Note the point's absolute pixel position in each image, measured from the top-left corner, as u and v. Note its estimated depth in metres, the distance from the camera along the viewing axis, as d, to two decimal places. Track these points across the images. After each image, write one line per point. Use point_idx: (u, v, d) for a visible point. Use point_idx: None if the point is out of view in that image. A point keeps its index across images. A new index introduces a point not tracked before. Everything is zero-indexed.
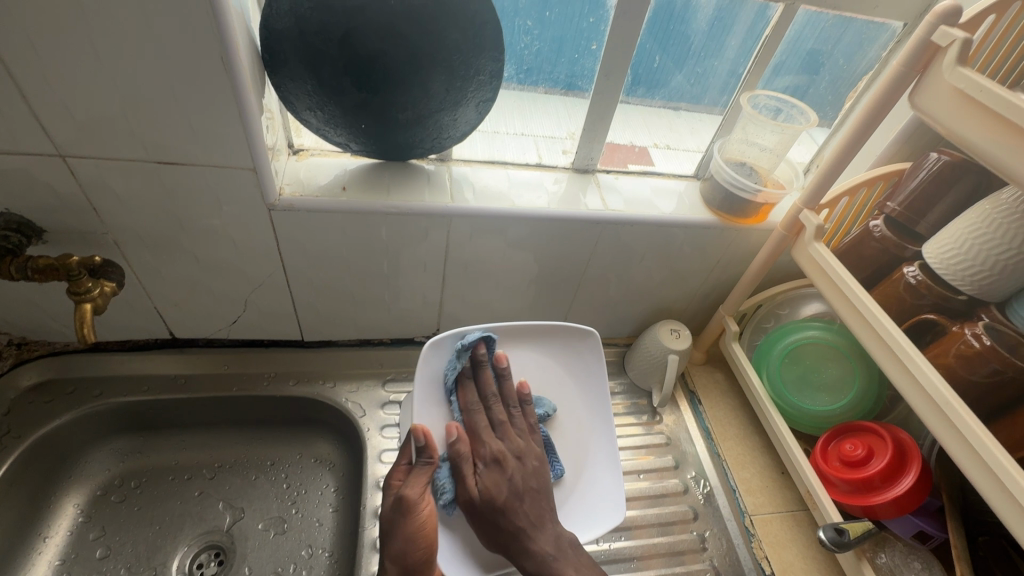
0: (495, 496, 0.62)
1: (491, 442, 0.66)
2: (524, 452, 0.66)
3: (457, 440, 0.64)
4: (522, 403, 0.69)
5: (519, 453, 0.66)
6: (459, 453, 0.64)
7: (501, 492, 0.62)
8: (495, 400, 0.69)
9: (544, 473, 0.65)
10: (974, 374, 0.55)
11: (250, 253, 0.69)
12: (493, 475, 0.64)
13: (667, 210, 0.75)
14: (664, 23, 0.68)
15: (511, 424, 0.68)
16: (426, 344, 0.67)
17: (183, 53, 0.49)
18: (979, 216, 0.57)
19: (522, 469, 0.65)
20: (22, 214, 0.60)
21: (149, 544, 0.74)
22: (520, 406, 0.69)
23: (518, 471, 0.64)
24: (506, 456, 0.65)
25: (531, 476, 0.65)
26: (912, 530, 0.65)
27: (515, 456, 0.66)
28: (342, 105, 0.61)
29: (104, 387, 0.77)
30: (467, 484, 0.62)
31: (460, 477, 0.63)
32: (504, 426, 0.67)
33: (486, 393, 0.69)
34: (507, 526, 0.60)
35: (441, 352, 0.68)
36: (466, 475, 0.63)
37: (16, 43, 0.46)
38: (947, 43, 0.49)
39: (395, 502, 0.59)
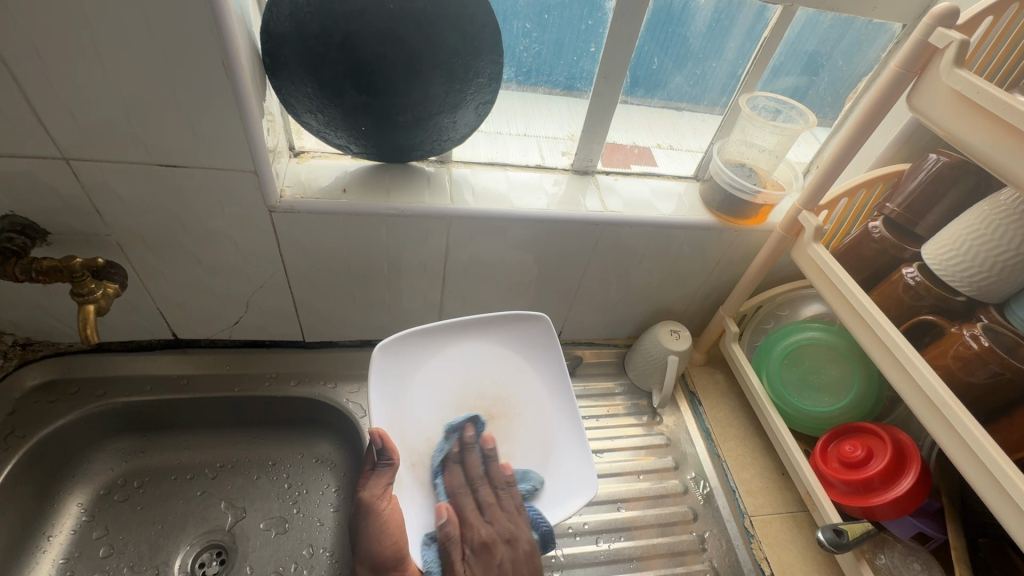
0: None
1: (483, 531, 0.65)
2: (514, 537, 0.65)
3: (448, 523, 0.63)
4: (508, 485, 0.68)
5: (509, 535, 0.65)
6: (495, 454, 0.67)
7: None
8: (483, 482, 0.68)
9: (536, 563, 0.64)
10: (972, 376, 0.55)
11: (252, 254, 0.69)
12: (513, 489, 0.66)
13: (666, 211, 0.76)
14: (663, 25, 0.68)
15: (499, 506, 0.67)
16: (375, 348, 0.66)
17: (185, 57, 0.50)
18: (977, 217, 0.57)
19: (511, 554, 0.64)
20: (26, 216, 0.60)
21: (151, 544, 0.75)
22: (507, 489, 0.68)
23: (506, 555, 0.64)
24: (495, 542, 0.64)
25: (522, 562, 0.64)
26: (911, 531, 0.66)
27: (538, 476, 0.68)
28: (342, 108, 0.61)
29: (108, 387, 0.77)
30: (455, 572, 0.60)
31: (448, 564, 0.61)
32: (492, 508, 0.66)
33: (540, 408, 0.72)
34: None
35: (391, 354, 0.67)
36: (454, 559, 0.61)
37: (21, 48, 0.47)
38: (945, 45, 0.49)
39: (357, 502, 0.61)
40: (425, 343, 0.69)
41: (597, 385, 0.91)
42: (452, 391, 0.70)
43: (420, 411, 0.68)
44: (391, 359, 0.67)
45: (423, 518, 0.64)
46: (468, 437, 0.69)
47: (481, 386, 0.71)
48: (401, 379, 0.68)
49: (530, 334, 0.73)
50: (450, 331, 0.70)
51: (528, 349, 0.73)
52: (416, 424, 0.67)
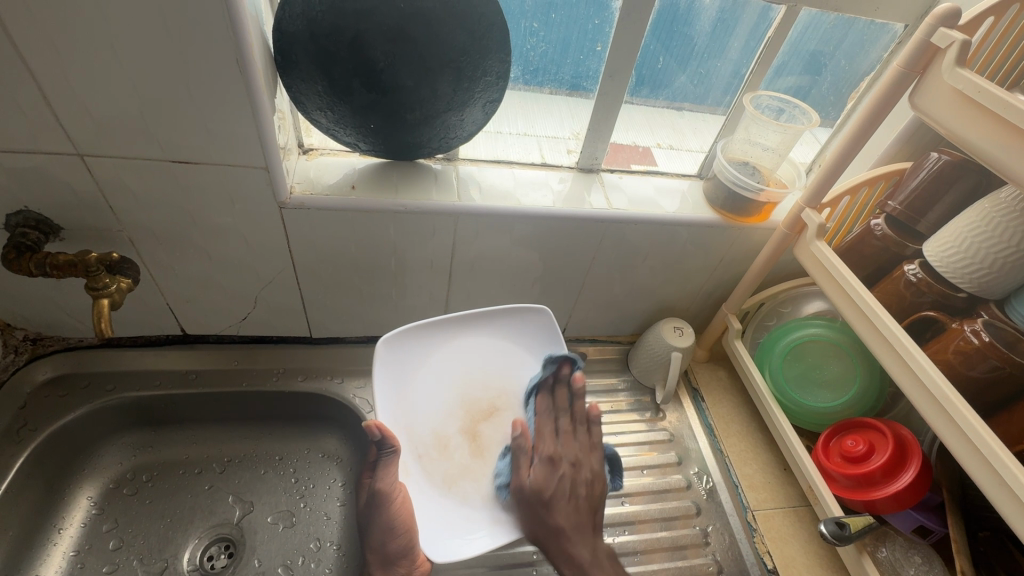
0: (543, 491, 0.62)
1: (550, 446, 0.66)
2: (579, 461, 0.66)
3: (519, 441, 0.63)
4: (587, 422, 0.68)
5: (580, 462, 0.66)
6: (519, 447, 0.63)
7: (548, 488, 0.63)
8: (563, 415, 0.69)
9: (598, 488, 0.65)
10: (972, 370, 0.56)
11: (262, 250, 0.70)
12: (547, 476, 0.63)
13: (670, 209, 0.76)
14: (668, 24, 0.69)
15: (573, 433, 0.68)
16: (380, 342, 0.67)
17: (200, 54, 0.51)
18: (978, 215, 0.58)
19: (574, 473, 0.65)
20: (40, 211, 0.61)
21: (160, 537, 0.76)
22: (585, 425, 0.68)
23: (573, 477, 0.65)
24: (560, 459, 0.65)
25: (591, 489, 0.65)
26: (911, 524, 0.67)
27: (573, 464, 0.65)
28: (352, 106, 0.62)
29: (117, 382, 0.78)
30: (521, 475, 0.63)
31: (514, 467, 0.63)
32: (567, 436, 0.67)
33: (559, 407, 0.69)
34: (552, 537, 0.61)
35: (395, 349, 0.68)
36: (521, 466, 0.63)
37: (39, 45, 0.48)
38: (946, 45, 0.50)
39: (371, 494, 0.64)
40: (426, 339, 0.70)
41: (600, 382, 0.92)
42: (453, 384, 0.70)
43: (422, 405, 0.68)
44: (397, 352, 0.68)
45: (428, 509, 0.62)
46: (470, 432, 0.68)
47: (484, 379, 0.71)
48: (402, 372, 0.68)
49: (530, 327, 0.74)
50: (449, 326, 0.72)
51: (526, 340, 0.74)
52: (416, 417, 0.67)
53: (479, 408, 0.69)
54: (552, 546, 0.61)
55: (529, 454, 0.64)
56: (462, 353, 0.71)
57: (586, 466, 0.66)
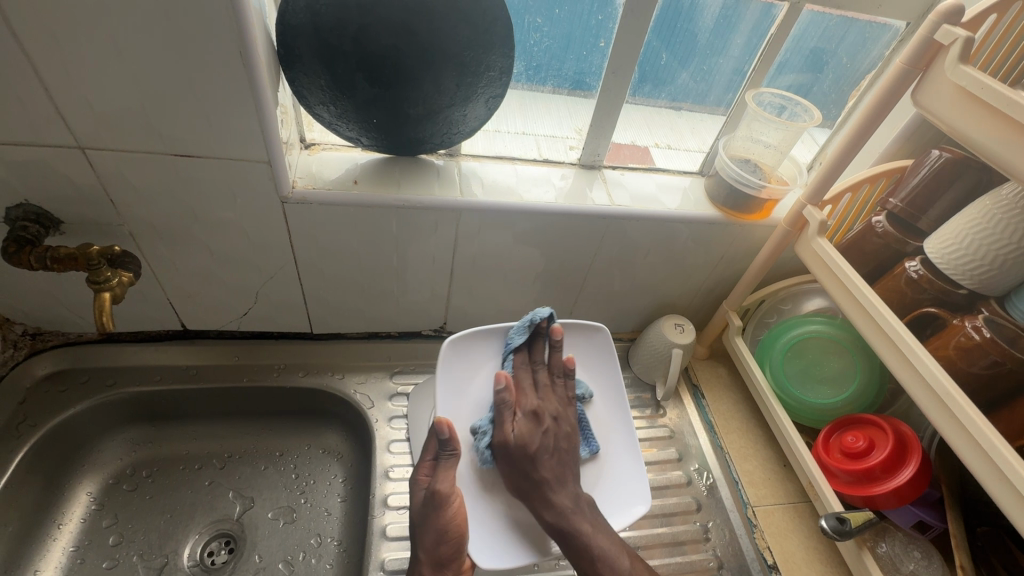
0: (529, 444, 0.64)
1: (531, 400, 0.68)
2: (561, 414, 0.68)
3: (501, 424, 0.65)
4: (565, 374, 0.71)
5: (557, 414, 0.68)
6: (504, 402, 0.65)
7: (534, 441, 0.65)
8: (542, 368, 0.71)
9: (576, 439, 0.68)
10: (973, 366, 0.57)
11: (263, 245, 0.70)
12: (529, 424, 0.66)
13: (671, 205, 0.77)
14: (671, 21, 0.69)
15: (552, 387, 0.70)
16: (444, 343, 0.69)
17: (203, 48, 0.50)
18: (980, 212, 0.58)
19: (571, 504, 0.62)
20: (40, 205, 0.61)
21: (160, 533, 0.75)
22: (562, 377, 0.71)
23: (556, 432, 0.67)
24: (544, 413, 0.67)
25: (557, 435, 0.67)
26: (911, 519, 0.67)
27: (552, 415, 0.68)
28: (355, 100, 0.62)
29: (117, 377, 0.78)
30: (506, 430, 0.64)
31: (498, 422, 0.65)
32: (547, 389, 0.70)
33: (537, 359, 0.71)
34: (534, 481, 0.63)
35: (460, 354, 0.70)
36: (506, 420, 0.65)
37: (41, 36, 0.47)
38: (949, 42, 0.50)
39: (427, 496, 0.59)
40: (484, 345, 0.72)
41: None
42: (511, 393, 0.71)
43: (479, 411, 0.69)
44: (458, 354, 0.70)
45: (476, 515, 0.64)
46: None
47: (545, 393, 0.72)
48: (465, 376, 0.70)
49: (591, 346, 0.76)
50: (507, 335, 0.73)
51: (597, 355, 0.75)
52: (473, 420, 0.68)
53: None
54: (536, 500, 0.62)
55: (524, 412, 0.67)
56: (533, 366, 0.72)
57: (552, 404, 0.69)
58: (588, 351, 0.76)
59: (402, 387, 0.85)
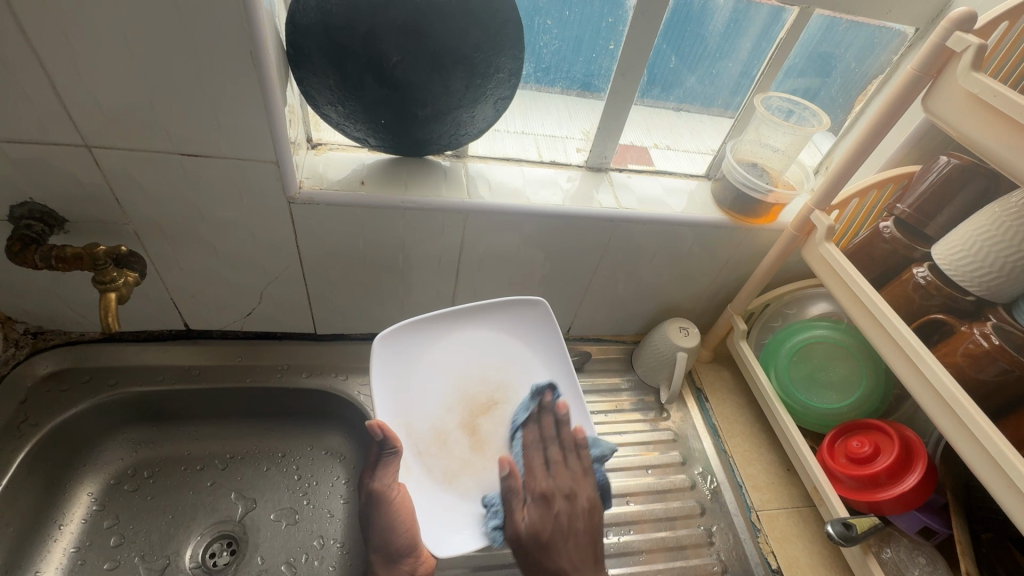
0: (541, 534, 0.62)
1: (543, 483, 0.66)
2: (574, 493, 0.65)
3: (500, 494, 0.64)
4: (575, 448, 0.68)
5: (591, 505, 0.65)
6: (510, 488, 0.63)
7: (547, 528, 0.63)
8: (552, 443, 0.69)
9: (595, 519, 0.65)
10: (982, 374, 0.56)
11: (268, 245, 0.69)
12: (540, 510, 0.64)
13: (678, 208, 0.76)
14: (680, 25, 0.69)
15: (563, 463, 0.67)
16: (375, 341, 0.65)
17: (213, 47, 0.50)
18: (988, 219, 0.58)
19: (568, 508, 0.64)
20: (45, 203, 0.60)
21: (162, 534, 0.75)
22: (575, 450, 0.68)
23: (567, 510, 0.64)
24: (553, 495, 0.65)
25: (570, 518, 0.64)
26: (916, 525, 0.67)
27: (564, 495, 0.65)
28: (363, 101, 0.62)
29: (119, 376, 0.77)
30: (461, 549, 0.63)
31: (507, 513, 0.64)
32: (558, 467, 0.67)
33: (546, 435, 0.69)
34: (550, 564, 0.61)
35: (395, 346, 0.66)
36: (514, 510, 0.64)
37: (49, 33, 0.47)
38: (962, 49, 0.50)
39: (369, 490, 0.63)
40: (431, 332, 0.69)
41: (604, 381, 0.92)
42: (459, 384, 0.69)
43: (423, 401, 0.67)
44: (394, 346, 0.66)
45: (428, 510, 0.64)
46: (469, 427, 0.69)
47: (483, 371, 0.71)
48: (405, 367, 0.67)
49: (528, 322, 0.72)
50: (441, 333, 0.69)
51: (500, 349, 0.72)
52: (415, 418, 0.66)
53: (478, 402, 0.69)
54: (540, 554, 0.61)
55: (566, 514, 0.64)
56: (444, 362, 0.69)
57: (587, 491, 0.66)
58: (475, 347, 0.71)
59: None
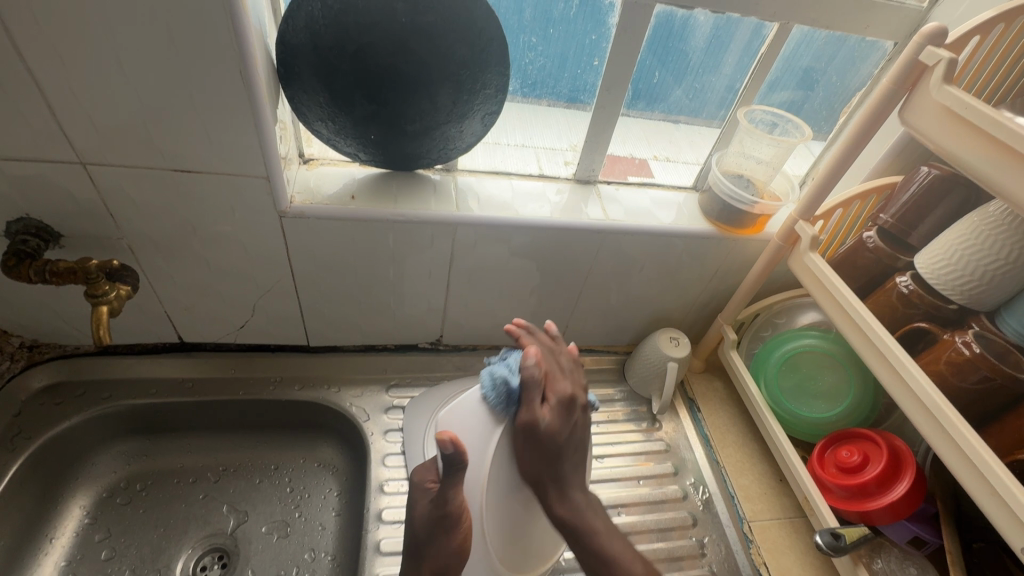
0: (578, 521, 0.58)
1: (579, 418, 0.61)
2: (581, 424, 0.61)
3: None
4: (575, 411, 0.60)
5: (580, 434, 0.61)
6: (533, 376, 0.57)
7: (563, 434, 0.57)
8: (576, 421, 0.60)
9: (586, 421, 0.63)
10: (965, 381, 0.56)
11: (261, 259, 0.71)
12: (559, 413, 0.58)
13: (666, 220, 0.77)
14: (663, 40, 0.70)
15: (568, 413, 0.59)
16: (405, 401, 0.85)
17: (204, 67, 0.52)
18: (967, 227, 0.59)
19: (581, 419, 0.61)
20: (41, 219, 0.62)
21: (153, 547, 0.75)
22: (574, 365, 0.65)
23: (585, 502, 0.59)
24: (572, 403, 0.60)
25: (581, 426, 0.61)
26: (908, 536, 0.67)
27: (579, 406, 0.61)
28: (353, 117, 0.63)
29: (113, 390, 0.78)
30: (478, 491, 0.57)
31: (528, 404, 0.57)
32: (574, 403, 0.60)
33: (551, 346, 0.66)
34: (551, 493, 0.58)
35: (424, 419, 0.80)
36: (537, 407, 0.57)
37: (45, 54, 0.49)
38: (934, 63, 0.52)
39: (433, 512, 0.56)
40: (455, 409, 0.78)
41: (596, 392, 0.92)
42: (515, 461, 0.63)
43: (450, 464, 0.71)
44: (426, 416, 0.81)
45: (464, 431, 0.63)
46: None
47: None
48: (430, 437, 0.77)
49: None
50: None
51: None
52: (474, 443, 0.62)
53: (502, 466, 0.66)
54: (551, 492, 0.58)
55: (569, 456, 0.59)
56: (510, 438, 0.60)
57: (565, 390, 0.60)
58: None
59: (397, 400, 0.85)
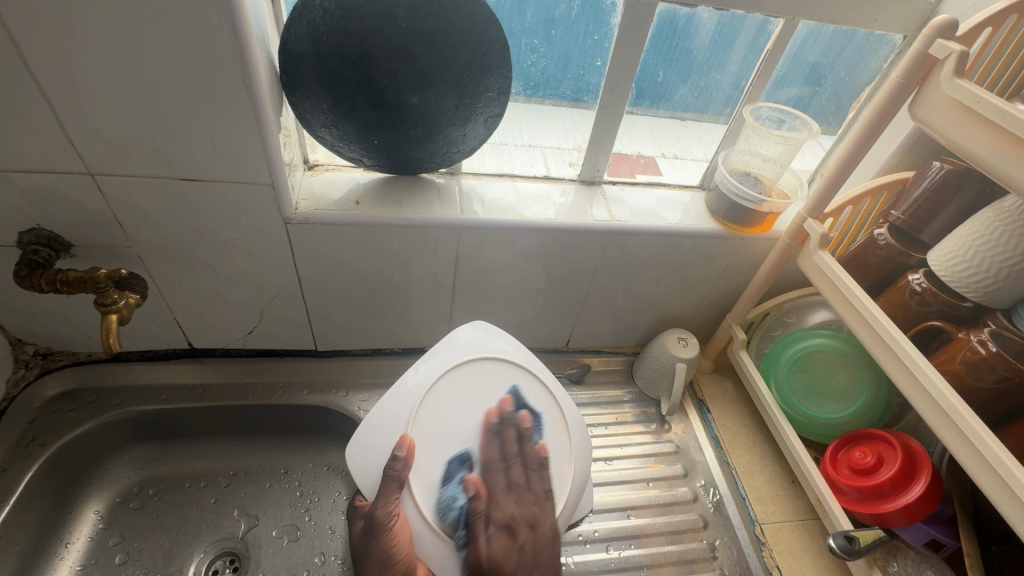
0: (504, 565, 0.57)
1: (501, 479, 0.60)
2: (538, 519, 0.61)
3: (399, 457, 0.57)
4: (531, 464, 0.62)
5: (530, 521, 0.60)
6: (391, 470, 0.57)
7: (528, 488, 0.61)
8: (516, 462, 0.62)
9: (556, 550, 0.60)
10: (981, 381, 0.55)
11: (268, 265, 0.71)
12: (504, 541, 0.58)
13: (672, 220, 0.77)
14: (667, 38, 0.70)
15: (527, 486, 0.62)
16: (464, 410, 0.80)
17: (206, 77, 0.52)
18: (982, 224, 0.57)
19: (533, 538, 0.60)
20: (51, 229, 0.63)
21: (166, 551, 0.76)
22: (539, 471, 0.63)
23: (529, 542, 0.60)
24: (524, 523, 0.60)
25: (541, 488, 0.62)
26: (924, 538, 0.66)
27: (528, 524, 0.60)
28: (356, 123, 0.63)
29: (125, 396, 0.79)
30: (478, 547, 0.57)
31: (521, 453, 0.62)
32: (521, 489, 0.61)
33: (508, 452, 0.62)
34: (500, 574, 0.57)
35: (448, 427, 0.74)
36: (477, 535, 0.58)
37: (52, 67, 0.49)
38: (944, 56, 0.50)
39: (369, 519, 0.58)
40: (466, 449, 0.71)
41: (605, 393, 0.92)
42: (454, 432, 0.61)
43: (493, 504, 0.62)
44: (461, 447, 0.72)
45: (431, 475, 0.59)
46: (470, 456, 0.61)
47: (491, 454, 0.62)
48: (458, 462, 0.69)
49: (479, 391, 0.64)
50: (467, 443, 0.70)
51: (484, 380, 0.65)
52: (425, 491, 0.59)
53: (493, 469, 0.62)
54: (522, 529, 0.60)
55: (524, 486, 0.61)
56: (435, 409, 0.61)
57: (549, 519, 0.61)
58: (462, 388, 0.63)
59: None
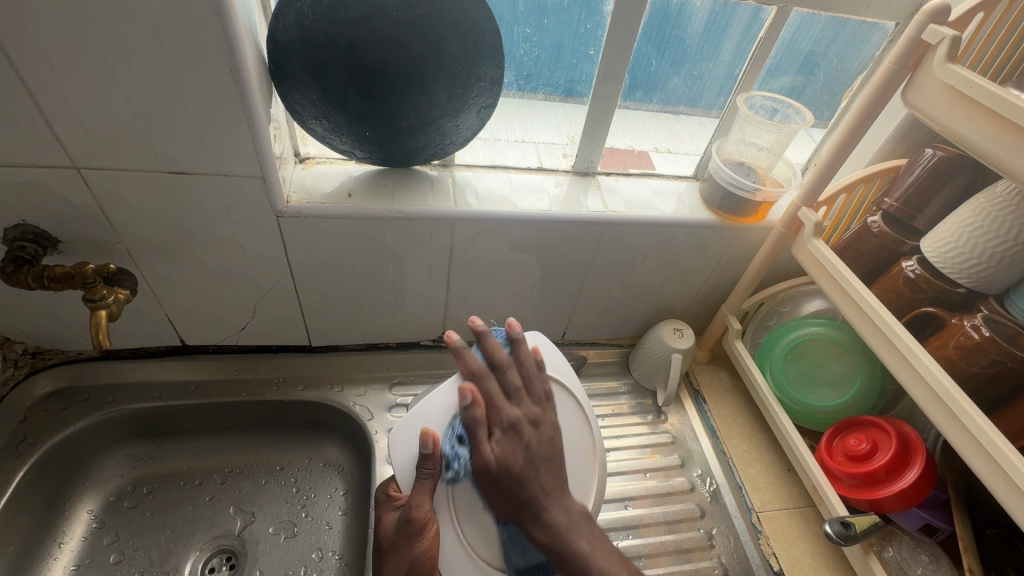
0: (511, 466, 0.58)
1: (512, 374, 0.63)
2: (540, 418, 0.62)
3: (433, 454, 0.56)
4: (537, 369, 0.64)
5: (535, 419, 0.62)
6: (425, 471, 0.56)
7: (518, 462, 0.58)
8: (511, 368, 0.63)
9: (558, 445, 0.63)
10: (973, 365, 0.56)
11: (260, 260, 0.70)
12: (510, 443, 0.59)
13: (667, 210, 0.76)
14: (660, 27, 0.69)
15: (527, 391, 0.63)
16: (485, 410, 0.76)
17: (193, 66, 0.51)
18: (974, 210, 0.58)
19: (538, 435, 0.61)
20: (37, 225, 0.62)
21: (161, 549, 0.75)
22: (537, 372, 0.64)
23: (534, 438, 0.61)
24: (521, 424, 0.60)
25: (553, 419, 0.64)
26: (918, 523, 0.66)
27: (531, 422, 0.61)
28: (347, 114, 0.62)
29: (117, 394, 0.78)
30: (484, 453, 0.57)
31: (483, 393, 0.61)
32: (521, 394, 0.62)
33: (497, 360, 0.63)
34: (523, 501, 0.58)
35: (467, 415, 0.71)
36: (481, 443, 0.58)
37: (34, 57, 0.48)
38: (936, 41, 0.50)
39: (403, 522, 0.56)
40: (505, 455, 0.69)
41: (600, 385, 0.92)
42: None
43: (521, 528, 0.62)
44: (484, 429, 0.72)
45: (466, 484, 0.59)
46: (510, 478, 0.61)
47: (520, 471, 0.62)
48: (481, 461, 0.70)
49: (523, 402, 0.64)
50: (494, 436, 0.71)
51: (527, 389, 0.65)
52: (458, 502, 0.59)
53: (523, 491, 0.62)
54: (525, 515, 0.58)
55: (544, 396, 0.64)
56: (477, 410, 0.61)
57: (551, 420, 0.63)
58: None
59: (401, 398, 0.84)
